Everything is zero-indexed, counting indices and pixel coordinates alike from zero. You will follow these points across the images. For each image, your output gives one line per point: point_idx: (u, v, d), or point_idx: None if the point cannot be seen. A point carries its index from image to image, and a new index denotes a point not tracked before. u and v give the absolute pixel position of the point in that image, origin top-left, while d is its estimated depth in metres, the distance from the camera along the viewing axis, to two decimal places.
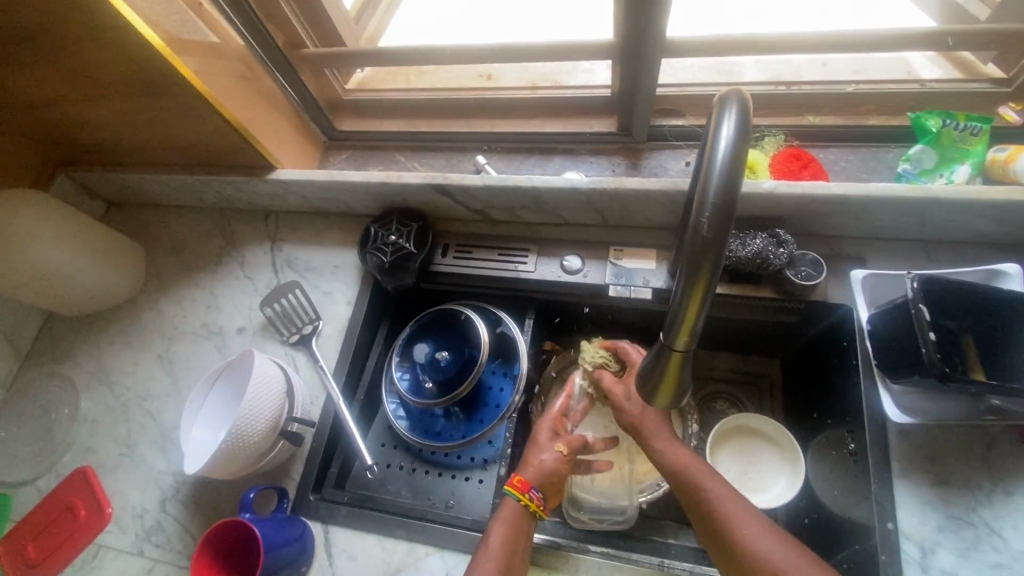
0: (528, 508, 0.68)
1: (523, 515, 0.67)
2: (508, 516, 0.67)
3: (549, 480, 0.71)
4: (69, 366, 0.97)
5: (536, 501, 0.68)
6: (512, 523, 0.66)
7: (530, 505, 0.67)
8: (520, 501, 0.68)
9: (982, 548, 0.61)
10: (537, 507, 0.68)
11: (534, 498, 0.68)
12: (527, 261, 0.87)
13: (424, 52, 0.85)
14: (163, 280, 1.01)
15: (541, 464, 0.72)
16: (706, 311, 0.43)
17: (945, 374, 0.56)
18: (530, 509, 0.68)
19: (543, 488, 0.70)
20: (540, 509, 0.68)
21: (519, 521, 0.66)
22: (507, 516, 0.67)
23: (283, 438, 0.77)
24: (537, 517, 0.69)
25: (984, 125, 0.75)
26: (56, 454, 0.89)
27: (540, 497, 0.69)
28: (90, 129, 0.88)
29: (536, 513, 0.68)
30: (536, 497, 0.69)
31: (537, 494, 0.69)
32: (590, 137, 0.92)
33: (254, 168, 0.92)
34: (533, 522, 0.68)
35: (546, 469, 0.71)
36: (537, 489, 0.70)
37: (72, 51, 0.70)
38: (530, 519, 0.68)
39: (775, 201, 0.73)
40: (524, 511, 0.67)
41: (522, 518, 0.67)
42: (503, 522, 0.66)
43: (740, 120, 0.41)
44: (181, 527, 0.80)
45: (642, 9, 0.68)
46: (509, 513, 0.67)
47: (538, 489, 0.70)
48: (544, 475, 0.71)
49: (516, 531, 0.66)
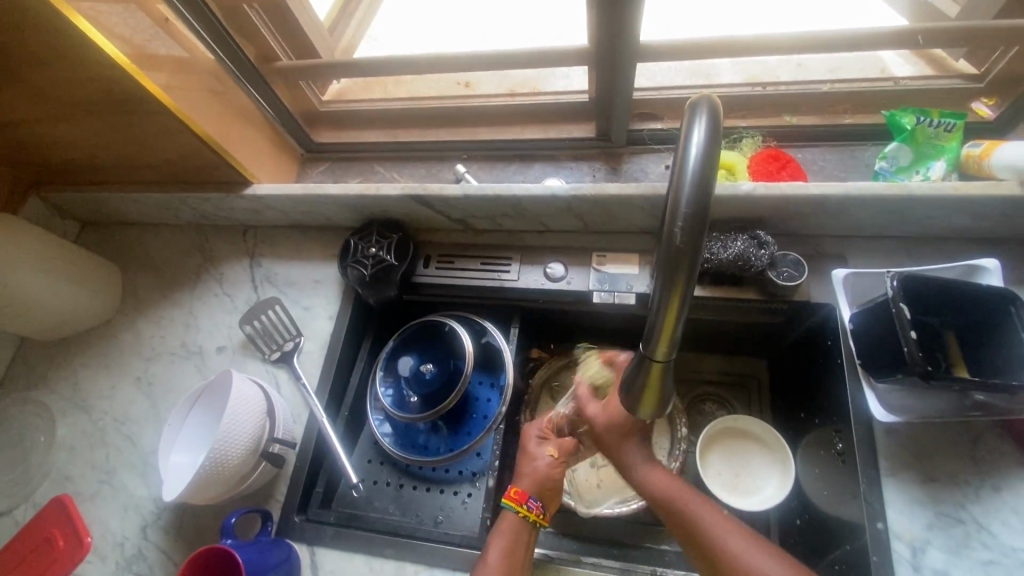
0: (528, 518, 0.67)
1: (522, 527, 0.66)
2: (506, 529, 0.66)
3: (546, 486, 0.70)
4: (44, 393, 0.94)
5: (535, 510, 0.67)
6: (511, 535, 0.65)
7: (529, 515, 0.66)
8: (518, 512, 0.67)
9: (973, 545, 0.61)
10: (537, 517, 0.67)
11: (533, 508, 0.67)
12: (510, 269, 0.86)
13: (400, 63, 0.85)
14: (140, 300, 0.99)
15: (535, 472, 0.71)
16: (684, 319, 0.42)
17: (927, 372, 0.56)
18: (530, 520, 0.67)
19: (541, 496, 0.69)
20: (540, 517, 0.67)
21: (519, 532, 0.66)
22: (506, 529, 0.66)
23: (265, 460, 0.75)
24: (538, 526, 0.67)
25: (959, 121, 0.75)
26: (32, 483, 0.87)
27: (540, 506, 0.68)
28: (59, 148, 0.86)
29: (537, 522, 0.67)
30: (536, 506, 0.68)
31: (536, 504, 0.68)
32: (569, 143, 0.92)
33: (230, 184, 0.90)
34: (534, 531, 0.67)
35: (540, 476, 0.70)
36: (536, 498, 0.69)
37: (36, 68, 0.68)
38: (531, 529, 0.67)
39: (755, 203, 0.73)
40: (524, 522, 0.67)
41: (520, 528, 0.66)
42: (502, 536, 0.65)
43: (710, 126, 0.41)
44: (163, 555, 0.78)
45: (616, 15, 0.68)
46: (507, 525, 0.66)
47: (536, 497, 0.69)
48: (542, 483, 0.70)
49: (516, 544, 0.65)
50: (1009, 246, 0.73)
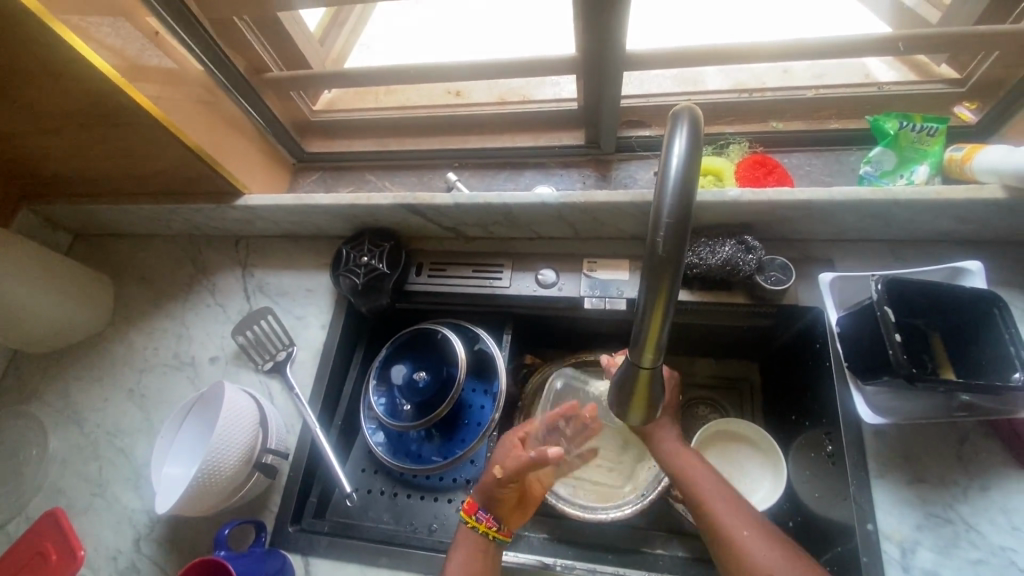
0: (478, 529, 0.69)
1: (476, 538, 0.69)
2: (461, 541, 0.69)
3: (492, 498, 0.70)
4: (36, 406, 0.94)
5: (483, 522, 0.69)
6: (465, 547, 0.68)
7: (477, 528, 0.69)
8: (469, 524, 0.69)
9: (961, 544, 0.62)
10: (486, 529, 0.69)
11: (482, 520, 0.69)
12: (502, 276, 0.86)
13: (390, 73, 0.86)
14: (133, 311, 0.99)
15: (486, 484, 0.71)
16: (669, 327, 0.42)
17: (912, 374, 0.57)
18: (479, 531, 0.69)
19: (492, 507, 0.70)
20: (493, 531, 0.69)
21: (474, 545, 0.68)
22: (461, 541, 0.69)
23: (258, 471, 0.75)
24: (494, 537, 0.69)
25: (940, 125, 0.77)
26: (24, 497, 0.86)
27: (490, 519, 0.69)
28: (50, 161, 0.86)
29: (489, 534, 0.69)
30: (484, 518, 0.69)
31: (485, 515, 0.70)
32: (559, 150, 0.93)
33: (222, 194, 0.90)
34: (491, 543, 0.69)
35: (489, 487, 0.71)
36: (487, 510, 0.70)
37: (26, 83, 0.68)
38: (484, 542, 0.68)
39: (742, 208, 0.74)
40: (478, 535, 0.69)
41: (475, 539, 0.69)
42: (458, 547, 0.68)
43: (690, 136, 0.41)
44: (157, 568, 0.77)
45: (602, 24, 0.68)
46: (461, 538, 0.69)
47: (486, 509, 0.70)
48: (489, 496, 0.70)
49: (469, 557, 0.67)
50: (993, 248, 0.74)
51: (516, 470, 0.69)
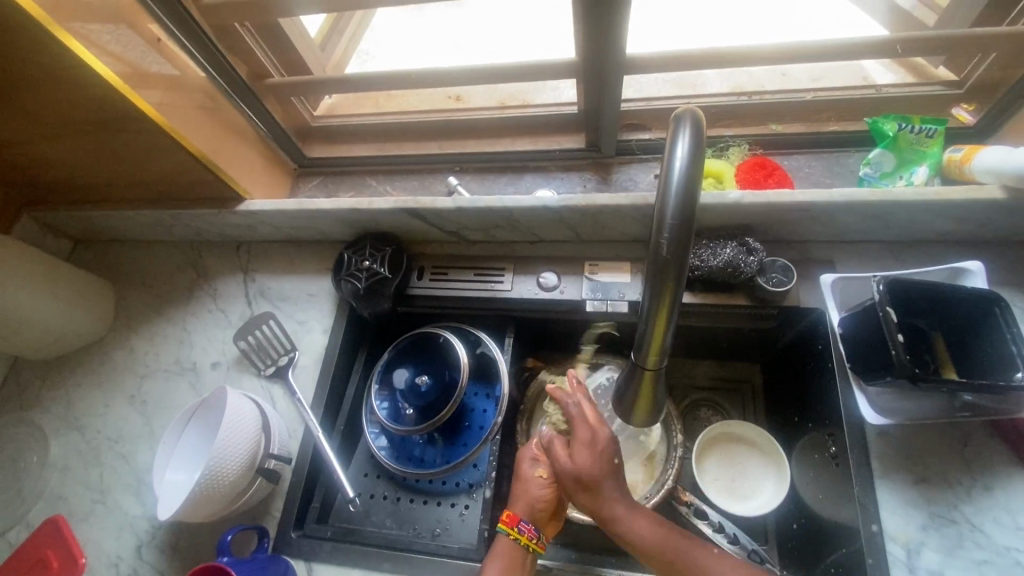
0: (520, 541, 0.67)
1: (516, 550, 0.66)
2: (501, 552, 0.66)
3: (534, 507, 0.69)
4: (37, 413, 0.94)
5: (527, 534, 0.67)
6: (507, 559, 0.65)
7: (520, 540, 0.66)
8: (511, 536, 0.67)
9: (966, 544, 0.62)
10: (529, 541, 0.67)
11: (524, 532, 0.67)
12: (504, 280, 0.87)
13: (390, 78, 0.86)
14: (134, 317, 0.99)
15: (525, 493, 0.70)
16: (673, 328, 0.43)
17: (915, 375, 0.57)
18: (522, 543, 0.67)
19: (533, 518, 0.69)
20: (535, 543, 0.67)
21: (516, 557, 0.66)
22: (501, 552, 0.66)
23: (261, 476, 0.75)
24: (533, 550, 0.67)
25: (939, 127, 0.77)
26: (25, 505, 0.86)
27: (532, 530, 0.68)
28: (52, 168, 0.86)
29: (531, 546, 0.67)
30: (527, 530, 0.67)
31: (527, 526, 0.68)
32: (559, 154, 0.93)
33: (223, 200, 0.91)
34: (529, 556, 0.67)
35: (532, 499, 0.70)
36: (528, 521, 0.69)
37: (29, 90, 0.68)
38: (525, 555, 0.67)
39: (744, 210, 0.74)
40: (519, 547, 0.67)
41: (516, 552, 0.66)
42: (496, 557, 0.65)
43: (693, 140, 0.41)
44: (159, 574, 0.77)
45: (602, 29, 0.69)
46: (500, 548, 0.66)
47: (528, 520, 0.69)
48: (532, 505, 0.69)
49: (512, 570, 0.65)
50: (993, 248, 0.75)
51: (557, 472, 0.71)
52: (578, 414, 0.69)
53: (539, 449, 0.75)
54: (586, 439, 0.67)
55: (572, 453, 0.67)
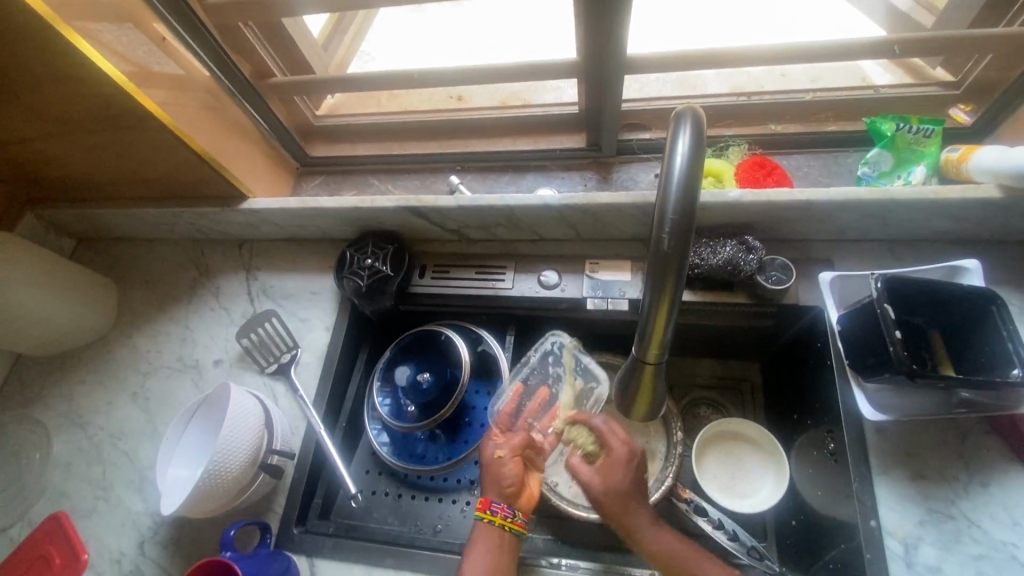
0: (495, 523, 0.66)
1: (493, 532, 0.66)
2: (479, 537, 0.66)
3: (503, 487, 0.69)
4: (40, 410, 0.94)
5: (500, 513, 0.67)
6: (489, 543, 0.65)
7: (493, 520, 0.66)
8: (485, 519, 0.67)
9: (963, 540, 0.62)
10: (503, 519, 0.66)
11: (497, 512, 0.67)
12: (505, 278, 0.87)
13: (393, 77, 0.86)
14: (137, 314, 0.99)
15: (490, 476, 0.70)
16: (674, 323, 0.43)
17: (913, 371, 0.58)
18: (497, 524, 0.66)
19: (504, 497, 0.69)
20: (510, 521, 0.67)
21: (493, 538, 0.66)
22: (478, 536, 0.66)
23: (264, 472, 0.75)
24: (512, 529, 0.67)
25: (936, 126, 0.78)
26: (28, 501, 0.86)
27: (505, 508, 0.67)
28: (56, 166, 0.87)
29: (508, 526, 0.66)
30: (500, 509, 0.67)
31: (500, 506, 0.67)
32: (560, 153, 0.94)
33: (225, 198, 0.91)
34: (510, 535, 0.67)
35: (498, 479, 0.69)
36: (500, 501, 0.68)
37: (35, 88, 0.69)
38: (503, 535, 0.66)
39: (744, 209, 0.75)
40: (496, 529, 0.66)
41: (496, 535, 0.66)
42: (476, 544, 0.65)
43: (693, 137, 0.42)
44: (161, 570, 0.77)
45: (603, 28, 0.70)
46: (479, 534, 0.66)
47: (499, 500, 0.68)
48: (499, 484, 0.69)
49: (493, 552, 0.64)
50: (990, 247, 0.75)
51: (516, 448, 0.71)
52: (605, 429, 0.70)
53: (497, 429, 0.75)
54: (618, 447, 0.68)
55: (601, 471, 0.68)
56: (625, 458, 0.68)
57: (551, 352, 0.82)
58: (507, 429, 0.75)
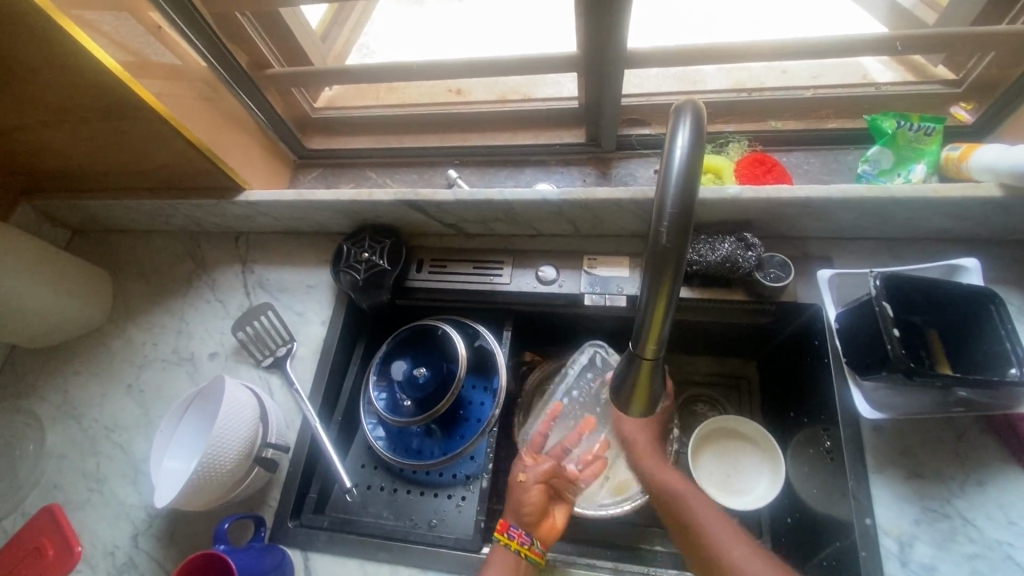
0: (511, 547, 0.67)
1: (508, 557, 0.66)
2: (494, 561, 0.66)
3: (522, 511, 0.70)
4: (34, 402, 0.93)
5: (517, 539, 0.67)
6: (502, 567, 0.65)
7: (510, 545, 0.66)
8: (502, 542, 0.67)
9: (958, 538, 0.62)
10: (520, 545, 0.67)
11: (514, 537, 0.67)
12: (503, 273, 0.87)
13: (392, 70, 0.86)
14: (132, 306, 0.99)
15: (513, 500, 0.71)
16: (672, 318, 0.43)
17: (910, 369, 0.58)
18: (513, 549, 0.66)
19: (524, 523, 0.69)
20: (526, 548, 0.67)
21: (508, 565, 0.65)
22: (493, 563, 0.66)
23: (257, 465, 0.75)
24: (526, 556, 0.67)
25: (938, 125, 0.77)
26: (21, 492, 0.86)
27: (523, 534, 0.68)
28: (50, 155, 0.86)
29: (523, 553, 0.67)
30: (517, 535, 0.67)
31: (518, 532, 0.68)
32: (560, 148, 0.93)
33: (221, 190, 0.90)
34: (525, 562, 0.66)
35: (519, 502, 0.70)
36: (518, 527, 0.69)
37: (28, 77, 0.68)
38: (518, 561, 0.66)
39: (743, 205, 0.75)
40: (511, 555, 0.66)
41: (511, 561, 0.66)
42: (491, 567, 0.66)
43: (694, 130, 0.42)
44: (156, 563, 0.77)
45: (605, 23, 0.69)
46: (495, 557, 0.66)
47: (518, 526, 0.69)
48: (519, 510, 0.70)
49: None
50: (988, 246, 0.75)
51: (542, 474, 0.72)
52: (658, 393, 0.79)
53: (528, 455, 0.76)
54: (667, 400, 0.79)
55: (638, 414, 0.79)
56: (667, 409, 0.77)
57: (590, 364, 0.87)
58: (538, 454, 0.76)
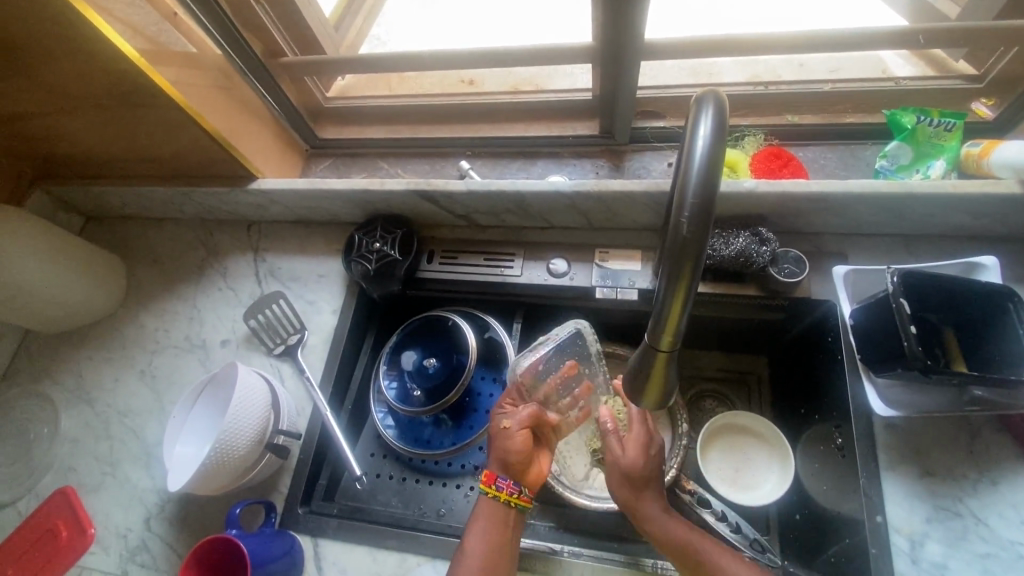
0: (500, 498, 0.67)
1: (498, 508, 0.67)
2: (482, 512, 0.67)
3: (509, 462, 0.69)
4: (48, 386, 0.94)
5: (505, 490, 0.67)
6: (490, 517, 0.66)
7: (499, 497, 0.67)
8: (490, 495, 0.67)
9: (970, 537, 0.62)
10: (509, 496, 0.67)
11: (502, 488, 0.67)
12: (514, 265, 0.86)
13: (405, 59, 0.85)
14: (144, 292, 1.00)
15: (498, 448, 0.70)
16: (689, 309, 0.42)
17: (927, 366, 0.57)
18: (503, 500, 0.67)
19: (509, 471, 0.69)
20: (516, 497, 0.67)
21: (495, 517, 0.66)
22: (482, 513, 0.67)
23: (270, 451, 0.76)
24: (518, 505, 0.67)
25: (958, 120, 0.76)
26: (36, 474, 0.87)
27: (510, 484, 0.68)
28: (67, 141, 0.87)
29: (512, 502, 0.67)
30: (505, 486, 0.67)
31: (505, 482, 0.68)
32: (573, 140, 0.93)
33: (234, 178, 0.91)
34: (514, 511, 0.67)
35: (507, 451, 0.69)
36: (506, 477, 0.69)
37: (49, 63, 0.69)
38: (507, 511, 0.67)
39: (757, 199, 0.74)
40: (501, 505, 0.67)
41: (498, 511, 0.67)
42: (480, 519, 0.66)
43: (716, 121, 0.41)
44: (167, 545, 0.78)
45: (623, 14, 0.68)
46: (481, 509, 0.67)
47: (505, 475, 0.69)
48: (507, 457, 0.69)
49: (498, 528, 0.66)
50: (1007, 244, 0.74)
51: (525, 419, 0.70)
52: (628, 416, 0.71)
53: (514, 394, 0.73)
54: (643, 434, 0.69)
55: (624, 446, 0.69)
56: (644, 442, 0.69)
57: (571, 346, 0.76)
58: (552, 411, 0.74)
